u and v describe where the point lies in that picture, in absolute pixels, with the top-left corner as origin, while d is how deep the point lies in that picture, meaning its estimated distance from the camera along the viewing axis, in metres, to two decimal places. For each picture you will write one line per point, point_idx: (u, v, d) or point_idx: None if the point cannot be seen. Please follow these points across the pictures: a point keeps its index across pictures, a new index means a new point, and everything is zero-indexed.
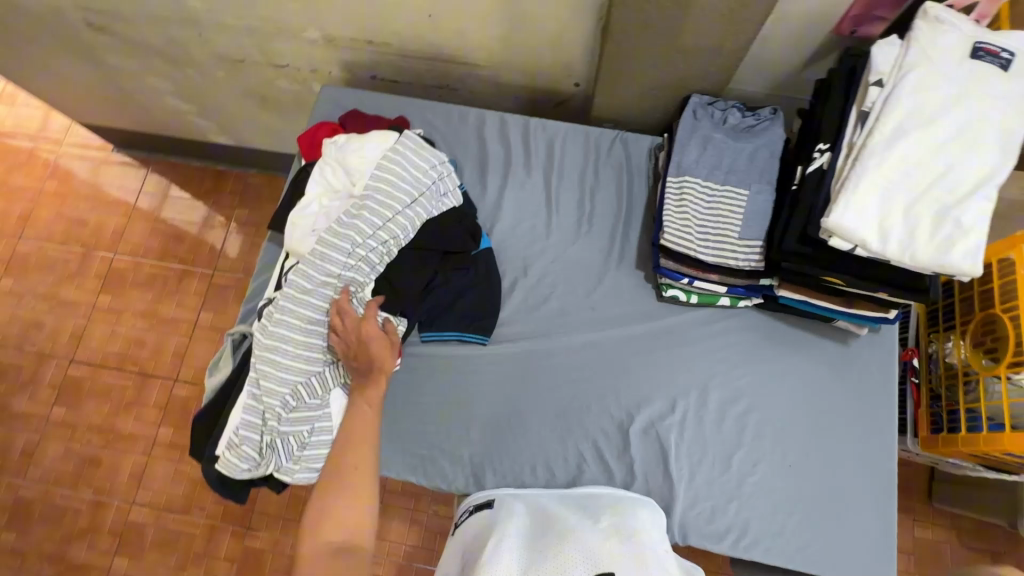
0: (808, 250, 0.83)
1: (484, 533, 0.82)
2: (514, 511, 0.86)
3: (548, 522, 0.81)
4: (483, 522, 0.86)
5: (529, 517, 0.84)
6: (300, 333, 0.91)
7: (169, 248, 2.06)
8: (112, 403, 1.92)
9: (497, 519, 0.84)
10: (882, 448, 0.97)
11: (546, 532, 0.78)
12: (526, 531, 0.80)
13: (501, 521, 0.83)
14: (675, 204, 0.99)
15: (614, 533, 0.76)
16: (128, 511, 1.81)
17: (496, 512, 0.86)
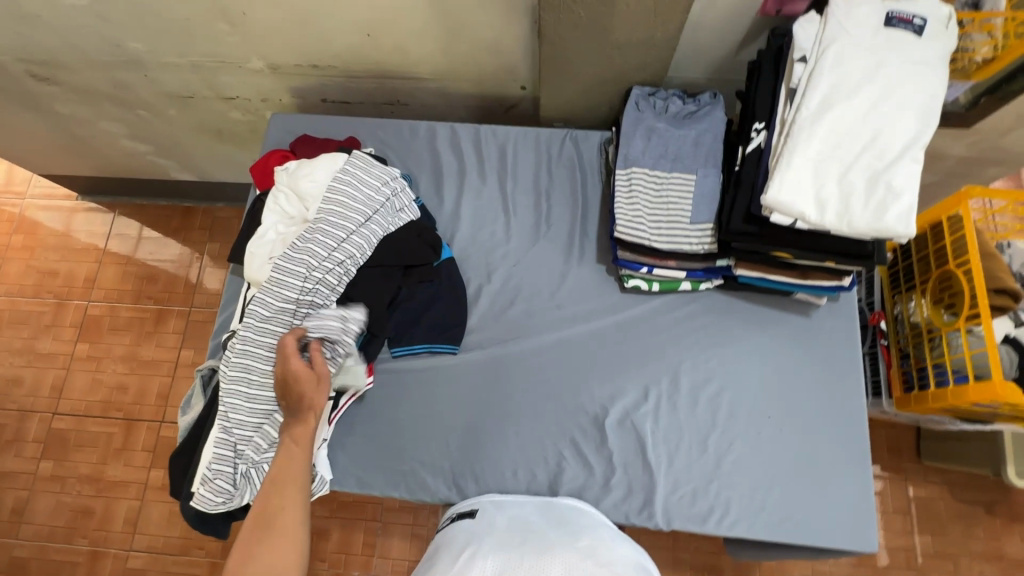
0: (753, 227, 0.84)
1: (465, 544, 0.83)
2: (495, 524, 0.87)
3: (530, 537, 0.82)
4: (465, 532, 0.87)
5: (509, 528, 0.85)
6: (268, 363, 0.91)
7: (144, 289, 2.05)
8: (99, 451, 1.90)
9: (478, 536, 0.84)
10: (853, 413, 0.98)
11: (525, 545, 0.78)
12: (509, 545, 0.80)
13: (485, 537, 0.83)
14: (626, 196, 1.00)
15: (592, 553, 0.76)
16: (126, 558, 1.79)
17: (477, 523, 0.87)
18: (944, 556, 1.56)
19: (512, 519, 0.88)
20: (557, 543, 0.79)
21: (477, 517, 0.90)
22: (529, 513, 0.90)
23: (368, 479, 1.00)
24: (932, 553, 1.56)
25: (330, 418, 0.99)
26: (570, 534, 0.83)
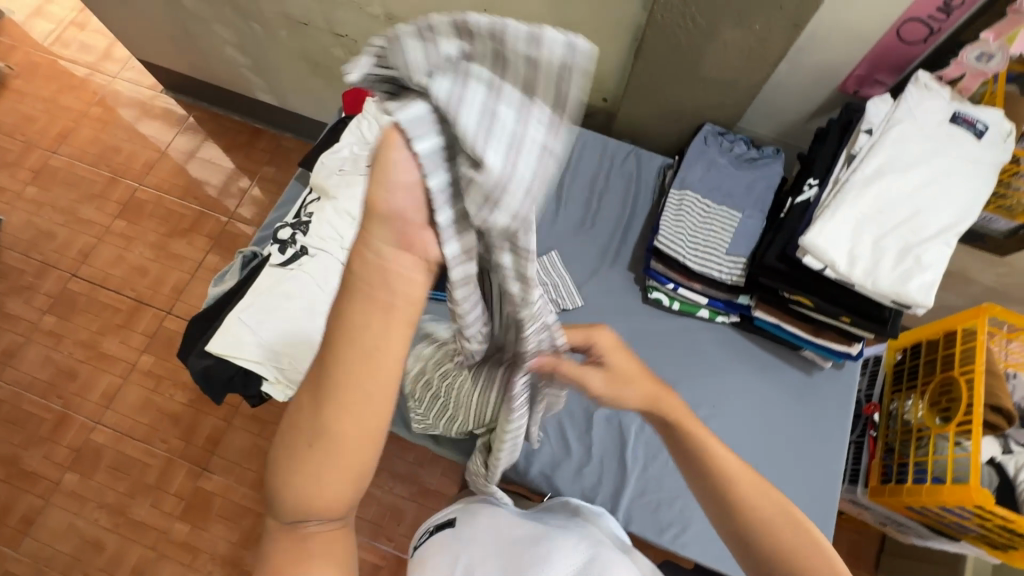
0: (783, 266, 0.90)
1: (449, 552, 0.80)
2: (476, 525, 0.84)
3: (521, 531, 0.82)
4: (446, 542, 0.83)
5: (492, 529, 0.83)
6: (312, 259, 0.98)
7: (192, 189, 2.14)
8: (101, 322, 1.95)
9: (465, 537, 0.82)
10: (827, 477, 1.01)
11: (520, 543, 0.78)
12: (500, 542, 0.80)
13: (473, 539, 0.81)
14: (672, 214, 1.07)
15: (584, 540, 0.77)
16: (91, 429, 1.82)
17: (457, 533, 0.84)
18: None
19: (493, 515, 0.87)
20: (548, 529, 0.81)
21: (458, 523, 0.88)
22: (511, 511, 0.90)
23: None
24: None
25: None
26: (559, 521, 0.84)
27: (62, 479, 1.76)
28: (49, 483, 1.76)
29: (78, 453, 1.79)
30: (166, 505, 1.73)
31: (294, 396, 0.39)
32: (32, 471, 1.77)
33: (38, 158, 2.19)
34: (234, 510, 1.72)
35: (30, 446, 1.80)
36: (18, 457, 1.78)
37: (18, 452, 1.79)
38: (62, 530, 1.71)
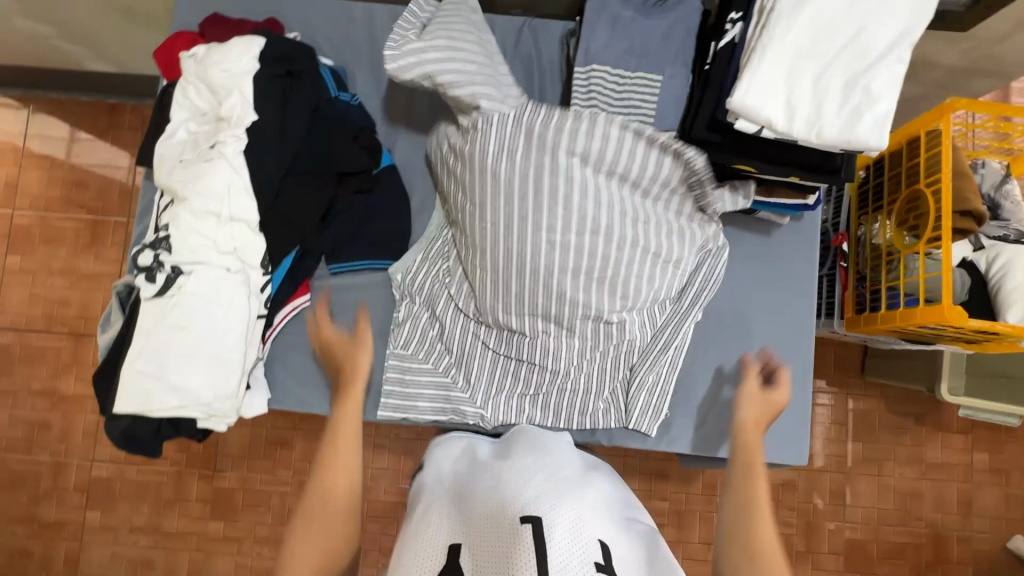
0: (716, 137, 0.77)
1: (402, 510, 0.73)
2: (441, 478, 0.77)
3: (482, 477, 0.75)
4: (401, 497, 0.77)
5: (451, 481, 0.76)
6: (191, 276, 0.84)
7: (73, 196, 1.88)
8: (48, 366, 1.82)
9: (431, 486, 0.76)
10: (802, 334, 0.97)
11: (475, 492, 0.70)
12: (461, 486, 0.73)
13: (434, 489, 0.74)
14: (581, 99, 0.90)
15: (552, 488, 0.70)
16: (89, 467, 1.79)
17: (416, 484, 0.77)
18: (869, 460, 1.69)
19: (457, 462, 0.80)
20: (513, 475, 0.72)
21: (426, 472, 0.81)
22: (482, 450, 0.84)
23: (316, 392, 0.98)
24: (860, 459, 1.69)
25: (263, 337, 0.94)
26: (536, 462, 0.77)
27: (86, 518, 1.78)
28: (75, 525, 1.77)
29: (88, 492, 1.78)
30: (195, 511, 1.77)
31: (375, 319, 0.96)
32: (53, 521, 1.78)
33: None
34: (260, 497, 1.77)
35: (39, 501, 1.78)
36: (34, 513, 1.77)
37: (31, 509, 1.78)
38: (108, 560, 1.76)
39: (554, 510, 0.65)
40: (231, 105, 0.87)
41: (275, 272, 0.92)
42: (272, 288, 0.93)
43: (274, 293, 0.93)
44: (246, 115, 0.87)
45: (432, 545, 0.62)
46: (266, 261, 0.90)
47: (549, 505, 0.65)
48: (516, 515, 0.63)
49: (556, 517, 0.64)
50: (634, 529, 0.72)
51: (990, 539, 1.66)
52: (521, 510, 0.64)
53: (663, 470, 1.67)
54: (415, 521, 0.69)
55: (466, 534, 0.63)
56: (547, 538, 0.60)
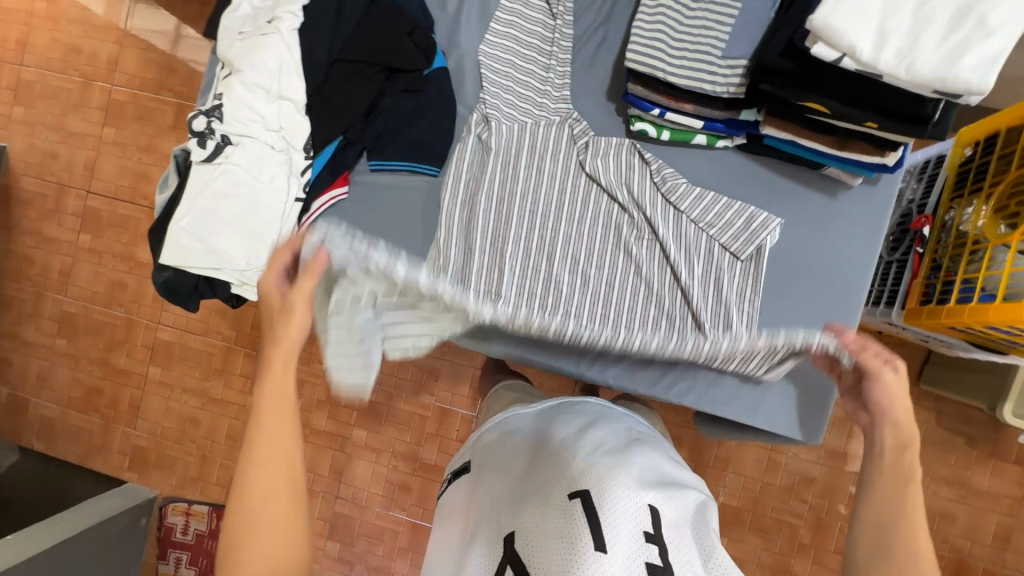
0: (790, 67, 0.68)
1: (464, 505, 0.75)
2: (488, 460, 0.79)
3: (531, 454, 0.75)
4: (463, 488, 0.79)
5: (500, 463, 0.77)
6: (238, 147, 0.88)
7: (163, 79, 1.99)
8: (129, 233, 2.01)
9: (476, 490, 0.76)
10: (845, 309, 0.89)
11: (527, 477, 0.71)
12: (505, 475, 0.74)
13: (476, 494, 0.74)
14: (648, 16, 0.83)
15: (598, 457, 0.70)
16: (155, 329, 2.00)
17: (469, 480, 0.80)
18: None
19: (496, 448, 0.80)
20: (554, 452, 0.73)
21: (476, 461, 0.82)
22: (524, 427, 0.83)
23: None
24: None
25: (300, 222, 0.96)
26: (580, 432, 0.76)
27: (148, 371, 2.01)
28: (140, 376, 2.01)
29: (152, 350, 2.00)
30: (237, 384, 1.96)
31: None
32: (122, 368, 2.02)
33: (10, 73, 2.08)
34: (294, 384, 1.91)
35: (113, 348, 2.02)
36: (108, 359, 2.02)
37: (106, 355, 2.03)
38: (163, 411, 2.00)
39: (599, 480, 0.65)
40: None
41: (316, 158, 0.94)
42: (311, 174, 0.94)
43: (314, 180, 0.95)
44: None
45: (486, 548, 0.65)
46: (309, 145, 0.92)
47: (596, 478, 0.66)
48: (564, 493, 0.65)
49: (603, 488, 0.64)
50: (688, 497, 0.70)
51: None
52: (567, 487, 0.65)
53: (676, 436, 1.67)
54: (467, 534, 0.69)
55: (517, 523, 0.65)
56: (602, 513, 0.61)
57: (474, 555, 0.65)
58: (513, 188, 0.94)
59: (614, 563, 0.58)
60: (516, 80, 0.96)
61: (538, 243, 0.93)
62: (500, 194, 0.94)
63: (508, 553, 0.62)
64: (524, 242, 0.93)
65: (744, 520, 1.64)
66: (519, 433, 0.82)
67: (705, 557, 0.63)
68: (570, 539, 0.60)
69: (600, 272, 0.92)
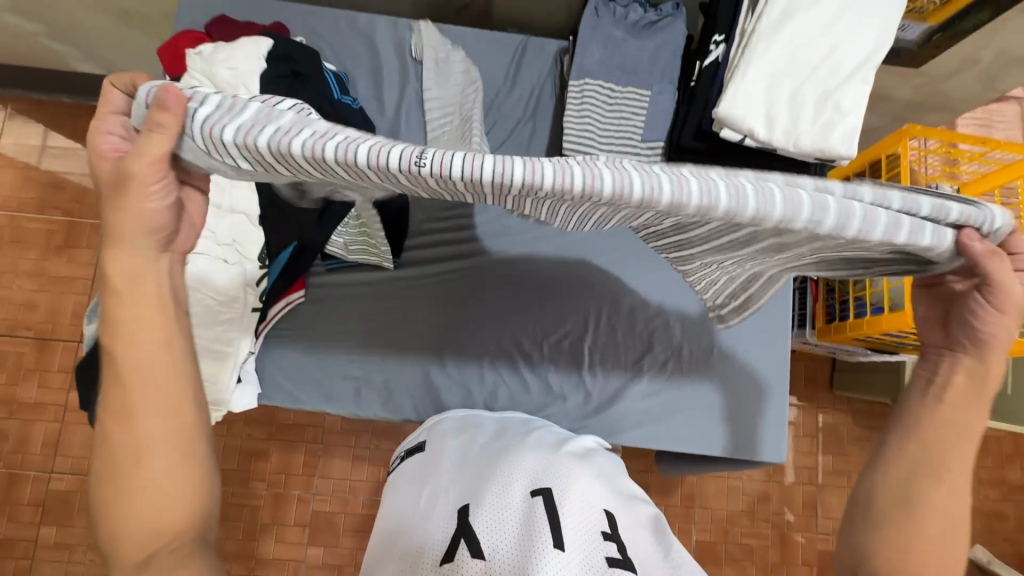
0: (702, 145, 0.83)
1: (416, 486, 0.75)
2: (444, 449, 0.80)
3: (490, 449, 0.78)
4: (414, 469, 0.79)
5: (456, 454, 0.79)
6: (188, 266, 0.85)
7: (48, 197, 1.83)
8: (9, 371, 1.74)
9: (436, 466, 0.77)
10: (779, 337, 1.02)
11: (488, 466, 0.74)
12: (470, 459, 0.77)
13: (438, 468, 0.76)
14: (575, 110, 0.94)
15: (554, 458, 0.75)
16: (47, 480, 1.69)
17: (425, 459, 0.80)
18: (838, 470, 1.75)
19: (458, 436, 0.83)
20: (509, 450, 0.76)
21: (427, 448, 0.82)
22: (485, 425, 0.87)
23: (302, 388, 0.97)
24: (831, 471, 1.75)
25: (258, 331, 0.93)
26: (535, 438, 0.81)
27: (39, 534, 1.67)
28: (26, 542, 1.66)
29: (44, 506, 1.68)
30: None
31: (368, 373, 0.98)
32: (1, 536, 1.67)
33: None
34: (230, 511, 1.69)
35: None
36: None
37: None
38: None
39: (561, 481, 0.70)
40: None
41: (272, 266, 0.92)
42: (268, 282, 0.92)
43: (269, 287, 0.93)
44: None
45: (442, 526, 0.65)
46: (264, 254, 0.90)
47: (556, 477, 0.70)
48: (526, 490, 0.68)
49: (561, 484, 0.69)
50: (639, 503, 0.75)
51: None
52: (530, 485, 0.69)
53: (642, 483, 1.71)
54: (421, 509, 0.70)
55: (475, 504, 0.67)
56: (559, 508, 0.65)
57: (431, 527, 0.66)
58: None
59: (572, 558, 0.60)
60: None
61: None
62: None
63: (462, 534, 0.63)
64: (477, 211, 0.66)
65: (719, 553, 1.69)
66: (483, 426, 0.86)
67: (658, 552, 0.68)
68: (530, 530, 0.62)
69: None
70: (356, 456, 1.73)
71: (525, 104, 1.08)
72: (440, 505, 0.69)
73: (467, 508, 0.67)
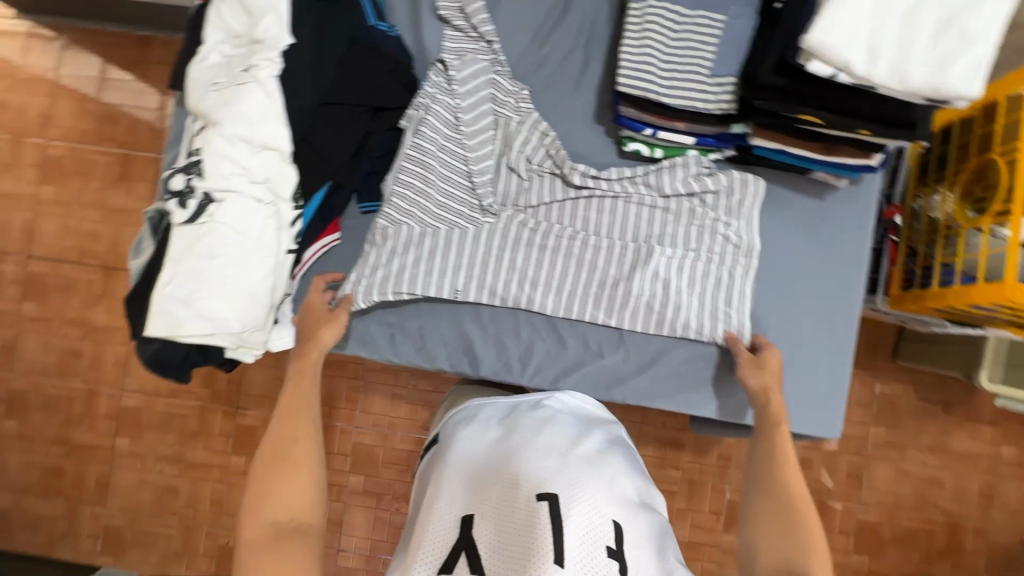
0: (782, 82, 0.71)
1: (428, 475, 0.78)
2: (456, 436, 0.81)
3: (501, 438, 0.78)
4: (428, 458, 0.82)
5: (468, 442, 0.79)
6: (220, 204, 0.83)
7: (104, 129, 1.87)
8: (80, 296, 1.86)
9: (447, 457, 0.78)
10: (848, 304, 0.92)
11: (497, 461, 0.74)
12: (482, 448, 0.77)
13: (448, 460, 0.77)
14: (633, 37, 0.82)
15: (564, 457, 0.74)
16: (119, 396, 1.85)
17: (439, 447, 0.82)
18: (890, 444, 1.65)
19: (471, 423, 0.83)
20: (520, 445, 0.75)
21: (443, 437, 0.84)
22: (499, 407, 0.86)
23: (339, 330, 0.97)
24: (882, 443, 1.66)
25: (293, 274, 0.93)
26: (548, 429, 0.79)
27: (115, 444, 1.85)
28: (105, 450, 1.85)
29: (118, 420, 1.85)
30: (218, 445, 1.83)
31: (402, 320, 0.96)
32: (83, 444, 1.86)
33: None
34: None
35: (72, 424, 1.86)
36: (67, 435, 1.85)
37: (64, 431, 1.86)
38: (136, 484, 1.85)
39: (568, 488, 0.69)
40: (266, 27, 0.82)
41: (306, 207, 0.91)
42: (302, 224, 0.91)
43: (304, 229, 0.91)
44: (281, 38, 0.83)
45: (445, 527, 0.68)
46: (298, 194, 0.88)
47: (564, 482, 0.70)
48: (532, 493, 0.68)
49: (568, 491, 0.69)
50: (649, 513, 0.74)
51: (1008, 533, 1.61)
52: (534, 487, 0.69)
53: (677, 441, 1.69)
54: (429, 503, 0.73)
55: (479, 512, 0.68)
56: (562, 519, 0.66)
57: (439, 522, 0.69)
58: (476, 178, 0.93)
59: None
60: (503, 108, 0.95)
61: (496, 248, 0.94)
62: (458, 156, 0.94)
63: (464, 539, 0.67)
64: (483, 275, 0.93)
65: None
66: (499, 411, 0.85)
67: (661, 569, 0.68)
68: (529, 540, 0.64)
69: (582, 250, 0.93)
70: (395, 394, 1.78)
71: (579, 31, 0.96)
72: (447, 505, 0.71)
73: (472, 516, 0.68)
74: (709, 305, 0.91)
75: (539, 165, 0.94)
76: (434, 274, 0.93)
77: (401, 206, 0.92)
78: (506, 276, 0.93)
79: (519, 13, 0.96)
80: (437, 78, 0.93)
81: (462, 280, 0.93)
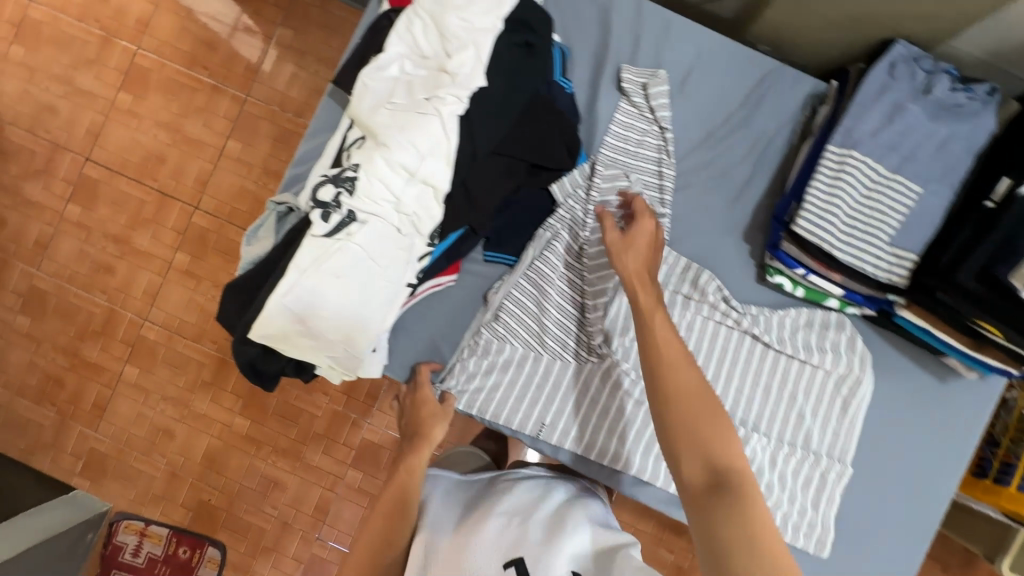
0: (977, 291, 0.71)
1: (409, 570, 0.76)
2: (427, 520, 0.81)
3: (465, 518, 0.79)
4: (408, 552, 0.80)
5: (436, 524, 0.80)
6: (363, 227, 0.79)
7: (200, 55, 1.74)
8: (126, 212, 1.75)
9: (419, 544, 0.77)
10: (939, 493, 0.90)
11: (460, 537, 0.74)
12: (447, 530, 0.77)
13: (419, 545, 0.76)
14: (826, 181, 0.79)
15: (523, 522, 0.75)
16: (139, 325, 1.74)
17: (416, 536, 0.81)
18: None
19: (438, 508, 0.84)
20: (481, 518, 0.77)
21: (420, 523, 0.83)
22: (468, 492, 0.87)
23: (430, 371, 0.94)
24: None
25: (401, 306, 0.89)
26: (508, 500, 0.81)
27: (124, 372, 1.74)
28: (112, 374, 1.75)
29: (134, 347, 1.74)
30: (226, 402, 1.73)
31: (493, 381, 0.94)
32: (92, 363, 1.75)
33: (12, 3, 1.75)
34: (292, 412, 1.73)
35: (83, 338, 1.74)
36: (76, 349, 1.74)
37: (74, 344, 1.75)
38: (132, 420, 1.73)
39: (533, 549, 0.70)
40: (462, 61, 0.78)
41: (437, 245, 0.86)
42: (428, 261, 0.87)
43: (428, 265, 0.88)
44: (474, 76, 0.78)
45: None
46: (435, 233, 0.84)
47: (527, 544, 0.71)
48: (500, 564, 0.68)
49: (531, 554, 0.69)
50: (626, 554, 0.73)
51: None
52: (501, 556, 0.69)
53: None
54: None
55: None
56: None
57: None
58: (588, 313, 0.90)
59: None
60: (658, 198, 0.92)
61: (592, 390, 0.91)
62: (575, 287, 0.91)
63: None
64: (576, 416, 0.91)
65: None
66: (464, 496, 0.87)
67: None
68: None
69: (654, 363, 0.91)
70: None
71: (752, 142, 0.93)
72: None
73: None
74: (797, 503, 0.90)
75: (675, 272, 0.92)
76: (526, 402, 0.92)
77: (523, 286, 0.91)
78: (607, 380, 0.90)
79: (698, 107, 0.93)
80: (578, 177, 0.91)
81: (561, 365, 0.92)
